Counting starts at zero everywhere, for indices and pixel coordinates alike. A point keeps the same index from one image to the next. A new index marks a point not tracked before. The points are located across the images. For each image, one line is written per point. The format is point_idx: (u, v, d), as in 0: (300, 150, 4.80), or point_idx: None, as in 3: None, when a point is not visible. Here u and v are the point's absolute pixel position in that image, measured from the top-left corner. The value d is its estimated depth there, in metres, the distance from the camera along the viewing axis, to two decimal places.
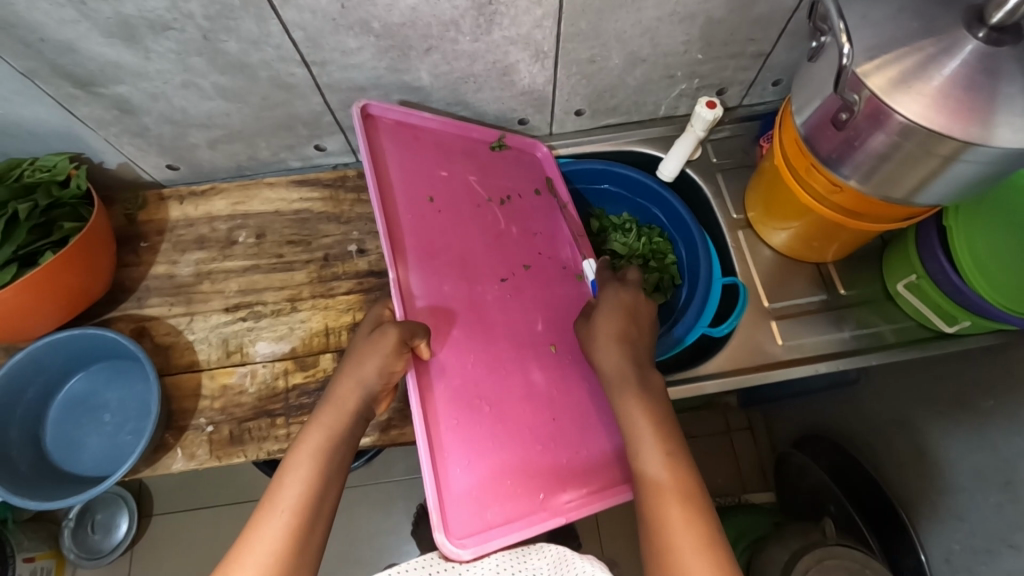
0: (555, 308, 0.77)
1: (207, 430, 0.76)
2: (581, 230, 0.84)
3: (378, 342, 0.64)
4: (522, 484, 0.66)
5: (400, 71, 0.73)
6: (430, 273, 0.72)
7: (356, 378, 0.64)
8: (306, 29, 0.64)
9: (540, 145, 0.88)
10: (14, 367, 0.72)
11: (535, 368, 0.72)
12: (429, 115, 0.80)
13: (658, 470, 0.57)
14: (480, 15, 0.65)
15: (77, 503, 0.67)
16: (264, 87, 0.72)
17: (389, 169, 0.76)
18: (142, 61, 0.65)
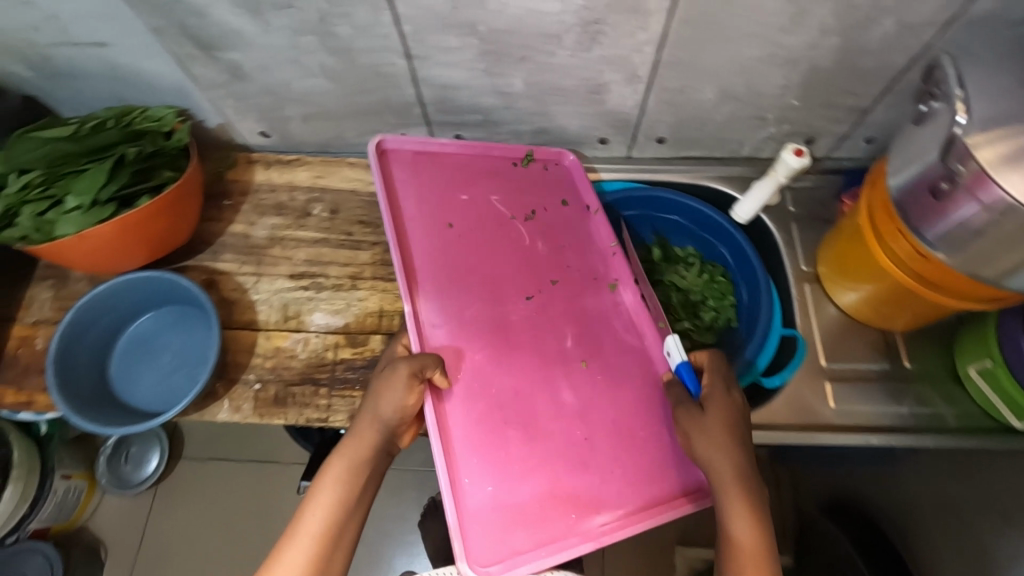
0: (589, 326, 0.77)
1: (255, 387, 0.79)
2: (614, 239, 0.82)
3: (396, 378, 0.66)
4: (552, 510, 0.66)
5: (494, 76, 0.75)
6: (452, 306, 0.75)
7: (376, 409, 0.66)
8: (416, 23, 0.66)
9: (566, 153, 0.87)
10: (98, 295, 0.78)
11: (564, 389, 0.72)
12: (448, 141, 0.85)
13: (742, 530, 0.58)
14: (584, 32, 0.66)
15: (130, 432, 0.71)
16: (365, 72, 0.75)
17: (403, 200, 0.80)
18: (260, 33, 0.69)
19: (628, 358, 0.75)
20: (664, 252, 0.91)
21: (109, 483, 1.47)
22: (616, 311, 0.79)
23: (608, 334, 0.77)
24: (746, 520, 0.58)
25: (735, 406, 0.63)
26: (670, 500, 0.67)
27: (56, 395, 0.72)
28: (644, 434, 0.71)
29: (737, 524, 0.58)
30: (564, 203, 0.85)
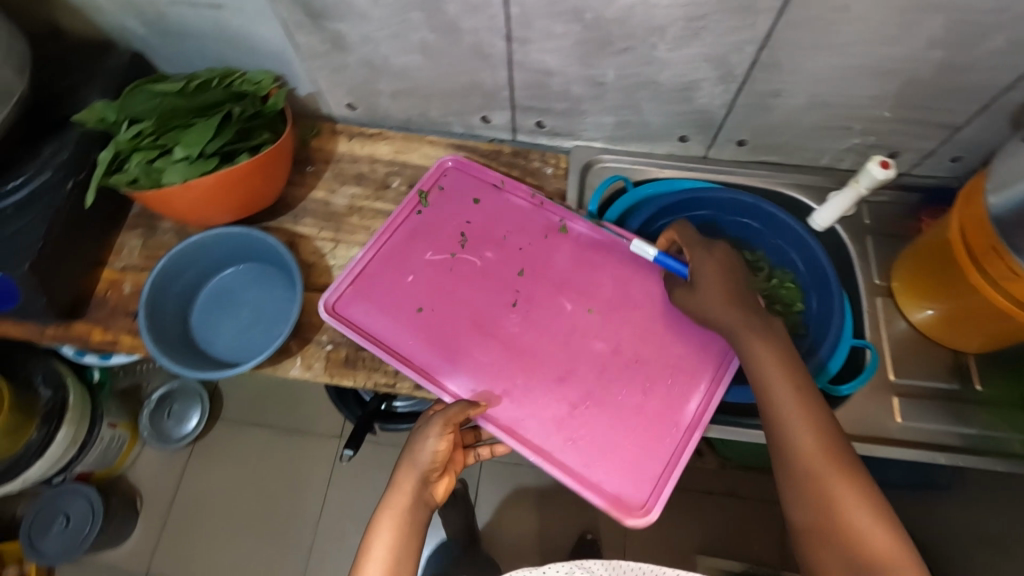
0: (568, 273, 0.84)
1: (327, 347, 0.81)
2: (529, 194, 0.89)
3: (434, 425, 0.72)
4: (653, 432, 0.75)
5: (589, 65, 0.76)
6: (464, 367, 0.78)
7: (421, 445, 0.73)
8: (524, 6, 0.68)
9: (444, 158, 0.90)
10: (191, 244, 0.82)
11: (595, 341, 0.80)
12: (362, 255, 0.83)
13: (807, 444, 0.61)
14: (688, 27, 0.67)
15: (212, 376, 0.74)
16: (463, 52, 0.77)
17: (374, 321, 0.81)
18: (370, 5, 0.71)
19: (623, 279, 0.83)
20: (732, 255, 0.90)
21: (148, 437, 1.63)
22: (581, 246, 0.86)
23: (584, 272, 0.84)
24: (813, 439, 0.62)
25: (731, 272, 0.72)
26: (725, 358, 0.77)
27: (147, 336, 0.76)
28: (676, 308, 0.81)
29: (809, 450, 0.61)
30: (473, 203, 0.88)
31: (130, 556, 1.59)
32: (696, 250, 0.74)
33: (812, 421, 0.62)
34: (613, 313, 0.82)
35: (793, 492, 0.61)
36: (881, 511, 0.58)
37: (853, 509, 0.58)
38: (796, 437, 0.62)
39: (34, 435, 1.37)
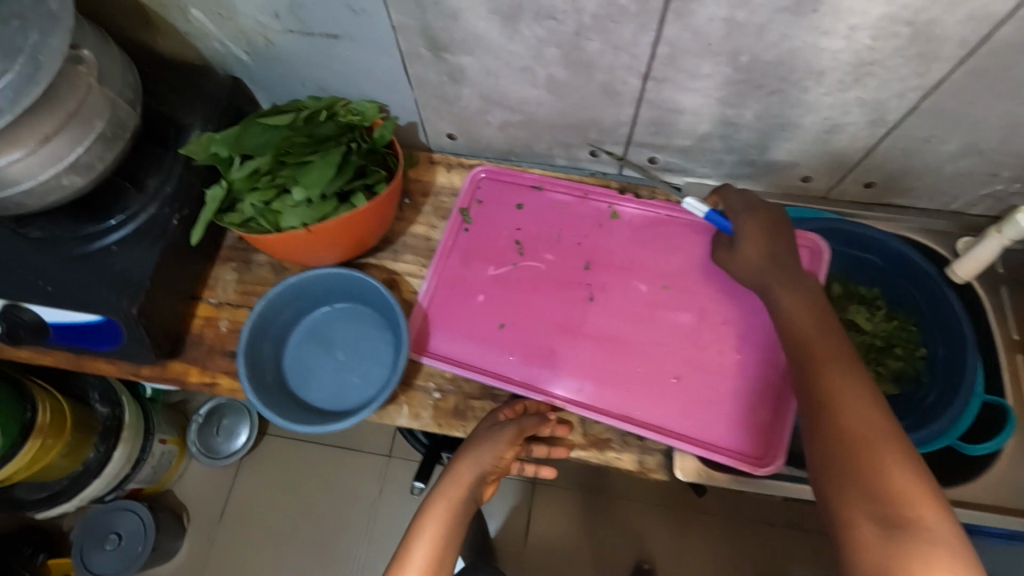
0: (630, 253, 0.84)
1: (435, 396, 0.78)
2: (562, 184, 0.87)
3: (505, 429, 0.72)
4: (754, 384, 0.76)
5: (726, 105, 0.71)
6: (563, 368, 0.78)
7: (482, 445, 0.71)
8: (675, 46, 0.63)
9: (474, 170, 0.89)
10: (285, 288, 0.77)
11: (677, 312, 0.80)
12: (426, 286, 0.82)
13: (846, 400, 0.56)
14: (853, 73, 0.63)
15: (317, 431, 0.70)
16: (592, 88, 0.72)
17: (462, 346, 0.80)
18: (504, 40, 0.67)
19: (682, 248, 0.84)
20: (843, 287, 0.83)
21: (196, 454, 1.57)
22: (636, 228, 0.85)
23: (643, 248, 0.84)
24: (853, 393, 0.57)
25: (781, 241, 0.71)
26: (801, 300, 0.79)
27: (248, 388, 0.72)
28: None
29: (852, 408, 0.56)
30: (519, 207, 0.87)
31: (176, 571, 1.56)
32: (741, 210, 0.74)
33: (854, 377, 0.58)
34: (683, 284, 0.82)
35: (822, 448, 0.55)
36: (923, 474, 0.51)
37: (889, 464, 0.52)
38: (828, 386, 0.58)
39: (92, 454, 1.33)
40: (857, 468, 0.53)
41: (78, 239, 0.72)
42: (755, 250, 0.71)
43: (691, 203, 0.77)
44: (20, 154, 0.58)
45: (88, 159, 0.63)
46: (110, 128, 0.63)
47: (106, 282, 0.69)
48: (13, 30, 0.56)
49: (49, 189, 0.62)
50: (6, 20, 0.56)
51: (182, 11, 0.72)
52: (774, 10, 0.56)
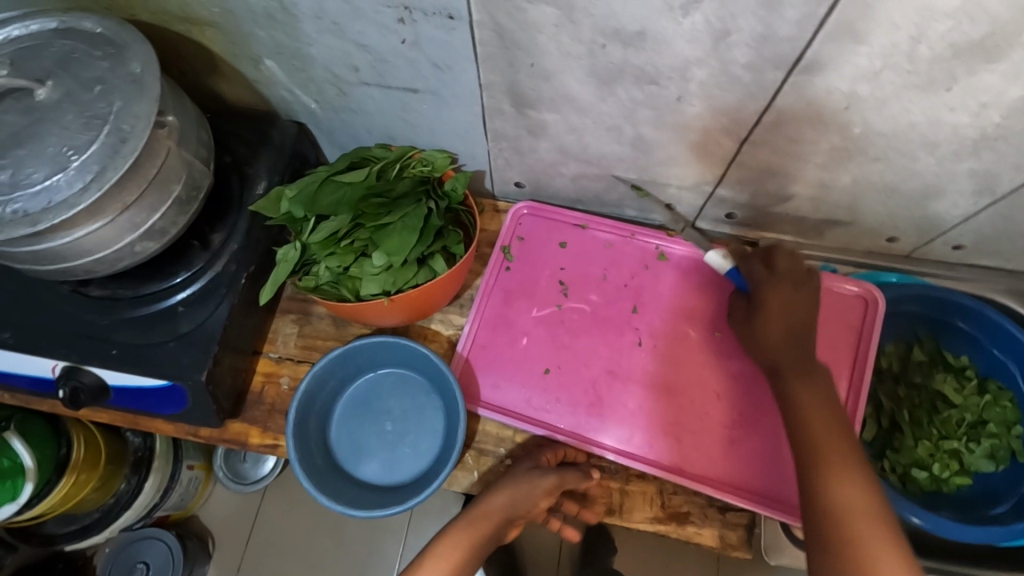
0: (681, 296, 0.78)
1: (506, 462, 0.74)
2: (604, 220, 0.82)
3: (548, 476, 0.69)
4: None
5: (824, 170, 0.68)
6: (611, 418, 0.74)
7: (518, 488, 0.68)
8: (783, 115, 0.60)
9: (518, 207, 0.84)
10: (329, 360, 0.73)
11: (730, 359, 0.74)
12: (466, 329, 0.78)
13: (841, 487, 0.54)
14: (972, 146, 0.59)
15: (377, 516, 0.66)
16: (682, 149, 0.69)
17: (507, 394, 0.76)
18: (597, 101, 0.63)
19: (734, 290, 0.77)
20: (933, 355, 0.83)
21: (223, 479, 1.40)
22: (683, 267, 0.80)
23: (693, 288, 0.78)
24: (849, 484, 0.54)
25: (798, 316, 0.63)
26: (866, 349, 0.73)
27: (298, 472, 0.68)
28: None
29: (847, 492, 0.54)
30: (561, 245, 0.82)
31: None
32: (762, 269, 0.66)
33: (850, 465, 0.56)
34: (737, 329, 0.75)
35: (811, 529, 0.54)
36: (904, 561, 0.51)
37: (880, 556, 0.51)
38: (824, 475, 0.55)
39: (122, 486, 1.23)
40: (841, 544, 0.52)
41: (139, 299, 0.69)
42: (771, 328, 0.64)
43: (713, 256, 0.70)
44: (97, 225, 0.54)
45: (163, 224, 0.59)
46: (185, 191, 0.60)
47: (174, 345, 0.66)
48: (97, 95, 0.53)
49: (122, 255, 0.59)
50: (90, 85, 0.53)
51: (254, 60, 0.69)
52: (900, 87, 0.53)
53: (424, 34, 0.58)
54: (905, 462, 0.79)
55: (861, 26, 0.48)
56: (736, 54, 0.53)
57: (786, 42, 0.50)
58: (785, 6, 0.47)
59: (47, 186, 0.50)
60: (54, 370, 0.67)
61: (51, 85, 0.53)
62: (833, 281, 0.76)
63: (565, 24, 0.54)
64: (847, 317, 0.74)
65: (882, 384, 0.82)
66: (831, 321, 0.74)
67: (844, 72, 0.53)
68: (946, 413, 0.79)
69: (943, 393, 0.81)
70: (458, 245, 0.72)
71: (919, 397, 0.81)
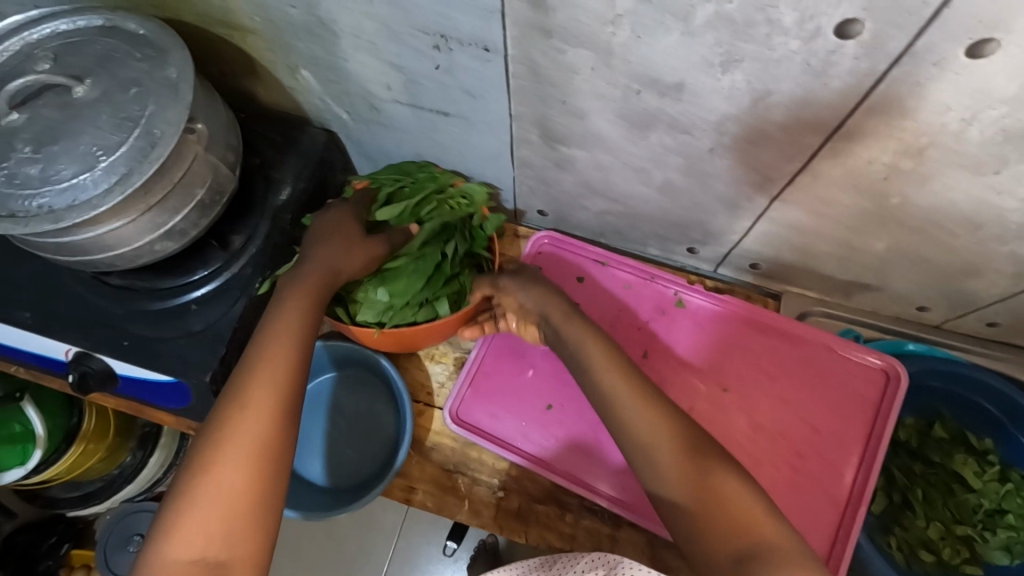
0: (694, 349, 0.76)
1: (497, 494, 0.73)
2: (626, 260, 0.80)
3: (363, 249, 0.65)
4: (819, 508, 0.68)
5: (857, 235, 0.65)
6: (605, 463, 0.73)
7: (300, 307, 0.60)
8: (818, 176, 0.57)
9: (540, 235, 0.82)
10: None
11: (737, 418, 0.72)
12: (473, 354, 0.78)
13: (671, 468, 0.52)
14: (1016, 230, 0.56)
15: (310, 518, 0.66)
16: (710, 198, 0.67)
17: (505, 424, 0.75)
18: (626, 143, 0.62)
19: (751, 351, 0.75)
20: (955, 434, 0.80)
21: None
22: (702, 319, 0.78)
23: (708, 342, 0.76)
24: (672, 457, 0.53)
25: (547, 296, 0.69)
26: (878, 426, 0.70)
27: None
28: (812, 372, 0.73)
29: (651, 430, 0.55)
30: (580, 280, 0.81)
31: None
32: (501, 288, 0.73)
33: (676, 437, 0.54)
34: (747, 389, 0.73)
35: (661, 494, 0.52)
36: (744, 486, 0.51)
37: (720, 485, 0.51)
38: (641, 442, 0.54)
39: (128, 459, 1.25)
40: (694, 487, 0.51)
41: (156, 292, 0.69)
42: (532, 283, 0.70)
43: None
44: (120, 223, 0.55)
45: (184, 225, 0.60)
46: (208, 195, 0.61)
47: (183, 343, 0.67)
48: (132, 97, 0.54)
49: (141, 252, 0.59)
50: (125, 87, 0.54)
51: (290, 68, 0.69)
52: (946, 165, 0.51)
53: (458, 62, 0.58)
54: (912, 542, 0.76)
55: (908, 103, 0.46)
56: (774, 114, 0.51)
57: (828, 109, 0.48)
58: (829, 75, 0.45)
59: (74, 184, 0.51)
60: (67, 354, 0.68)
61: (89, 84, 0.54)
62: (855, 351, 0.73)
63: (600, 68, 0.53)
64: (863, 391, 0.72)
65: (896, 457, 0.81)
66: (845, 394, 0.72)
67: (887, 144, 0.50)
68: (963, 496, 0.77)
69: (962, 475, 0.78)
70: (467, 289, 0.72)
71: (935, 476, 0.79)
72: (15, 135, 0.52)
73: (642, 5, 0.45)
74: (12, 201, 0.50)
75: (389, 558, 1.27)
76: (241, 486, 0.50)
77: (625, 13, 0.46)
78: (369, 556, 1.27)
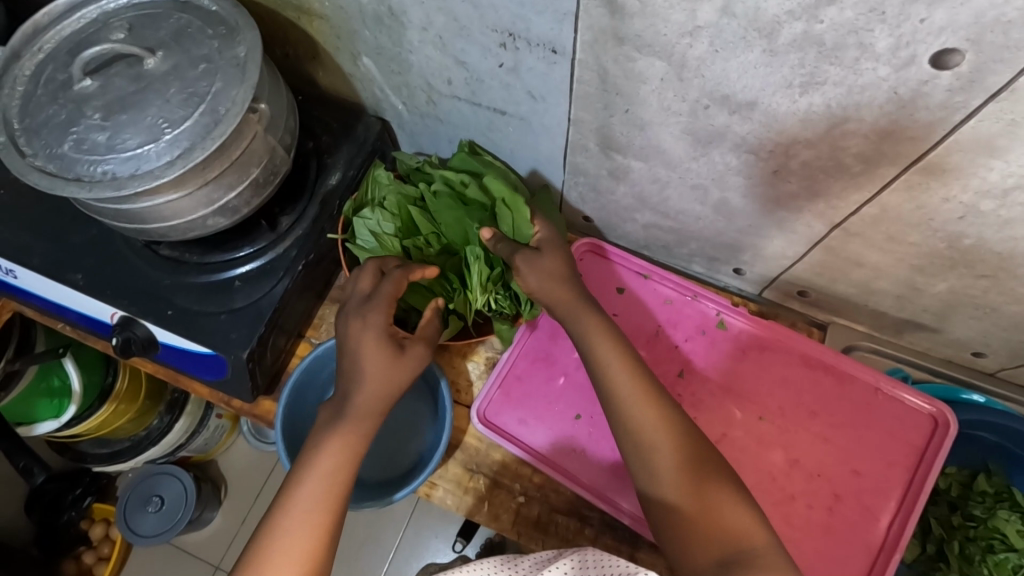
0: (733, 372, 0.74)
1: (518, 499, 0.73)
2: (671, 276, 0.78)
3: (398, 368, 0.58)
4: (850, 551, 0.66)
5: (920, 273, 0.62)
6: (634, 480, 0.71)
7: (325, 475, 0.53)
8: (887, 210, 0.55)
9: (580, 241, 0.80)
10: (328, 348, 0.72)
11: (772, 449, 0.71)
12: (504, 355, 0.76)
13: (675, 494, 0.52)
14: None
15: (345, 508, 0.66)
16: (767, 222, 0.65)
17: (534, 431, 0.74)
18: (688, 158, 0.60)
19: (790, 384, 0.73)
20: (999, 490, 0.77)
21: (249, 434, 1.39)
22: (742, 342, 0.76)
23: (748, 370, 0.74)
24: (674, 474, 0.52)
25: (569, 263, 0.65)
26: (919, 474, 0.67)
27: (278, 426, 0.69)
28: (854, 411, 0.71)
29: (657, 477, 0.53)
30: (620, 290, 0.79)
31: (199, 546, 1.40)
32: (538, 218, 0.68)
33: (682, 454, 0.53)
34: (786, 422, 0.72)
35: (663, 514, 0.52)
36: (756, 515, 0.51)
37: (732, 522, 0.50)
38: (648, 441, 0.54)
39: (155, 421, 1.26)
40: (698, 520, 0.51)
41: (202, 266, 0.70)
42: (549, 267, 0.64)
43: None
44: (176, 195, 0.55)
45: (236, 203, 0.61)
46: (263, 174, 0.61)
47: (224, 318, 0.68)
48: (200, 73, 0.54)
49: (193, 226, 0.60)
50: (195, 63, 0.55)
51: (354, 56, 0.69)
52: None
53: (524, 62, 0.57)
54: None
55: (999, 142, 0.43)
56: (850, 142, 0.49)
57: (908, 141, 0.46)
58: (917, 106, 0.43)
59: (138, 154, 0.51)
60: (113, 318, 0.70)
61: (161, 57, 0.55)
62: (900, 391, 0.71)
63: (670, 80, 0.51)
64: (907, 434, 0.69)
65: (935, 507, 0.80)
66: (889, 439, 0.69)
67: (969, 183, 0.48)
68: (1002, 555, 0.73)
69: (1003, 532, 0.75)
70: (525, 226, 0.67)
71: (974, 530, 0.76)
72: (86, 102, 0.53)
73: (725, 19, 0.43)
74: (78, 165, 0.51)
75: (396, 547, 1.24)
76: None
77: (705, 25, 0.45)
78: (376, 544, 1.25)
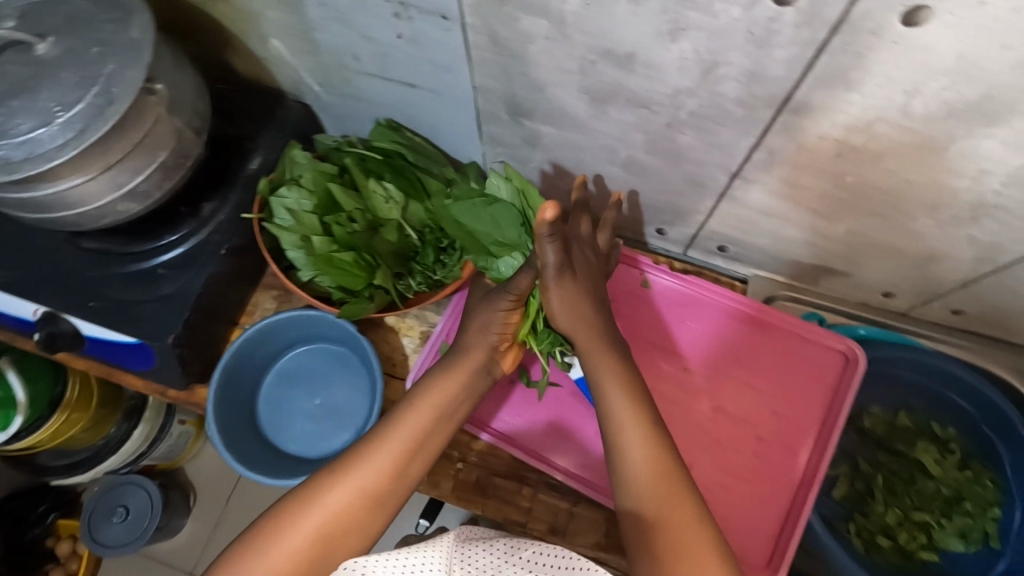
0: (660, 330, 0.77)
1: (458, 465, 0.74)
2: None
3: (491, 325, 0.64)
4: (769, 488, 0.69)
5: (820, 217, 0.65)
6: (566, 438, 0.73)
7: (419, 412, 0.59)
8: (776, 154, 0.57)
9: None
10: (259, 329, 0.73)
11: (698, 398, 0.73)
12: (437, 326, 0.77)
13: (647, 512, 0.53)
14: (971, 214, 0.56)
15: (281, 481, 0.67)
16: (676, 178, 0.67)
17: None
18: (590, 118, 0.62)
19: (714, 335, 0.76)
20: (920, 425, 0.81)
21: None
22: (669, 300, 0.78)
23: (674, 325, 0.77)
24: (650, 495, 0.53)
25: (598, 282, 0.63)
26: (836, 412, 0.71)
27: (211, 407, 0.70)
28: (775, 357, 0.74)
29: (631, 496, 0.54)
30: None
31: (175, 554, 1.39)
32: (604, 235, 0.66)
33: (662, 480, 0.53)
34: (710, 371, 0.74)
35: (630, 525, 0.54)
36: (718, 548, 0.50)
37: (686, 549, 0.50)
38: (634, 492, 0.54)
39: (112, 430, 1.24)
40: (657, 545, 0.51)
41: (125, 256, 0.70)
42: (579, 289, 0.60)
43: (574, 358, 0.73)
44: (80, 180, 0.55)
45: (146, 187, 0.61)
46: (172, 158, 0.61)
47: (149, 305, 0.68)
48: (94, 56, 0.54)
49: (104, 213, 0.60)
50: (89, 45, 0.55)
51: (263, 38, 0.70)
52: (898, 142, 0.51)
53: (420, 31, 0.58)
54: (872, 528, 0.77)
55: (853, 75, 0.46)
56: (726, 88, 0.51)
57: (776, 81, 0.49)
58: (774, 45, 0.46)
59: (30, 139, 0.52)
60: (35, 314, 0.69)
61: (52, 42, 0.55)
62: (817, 335, 0.73)
63: (556, 38, 0.53)
64: (822, 375, 0.73)
65: (863, 446, 0.81)
66: (807, 380, 0.73)
67: (837, 119, 0.50)
68: (922, 483, 0.78)
69: (923, 463, 0.79)
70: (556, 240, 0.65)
71: (898, 464, 0.80)
72: None
73: None
74: None
75: None
76: (340, 518, 0.53)
77: None
78: None
